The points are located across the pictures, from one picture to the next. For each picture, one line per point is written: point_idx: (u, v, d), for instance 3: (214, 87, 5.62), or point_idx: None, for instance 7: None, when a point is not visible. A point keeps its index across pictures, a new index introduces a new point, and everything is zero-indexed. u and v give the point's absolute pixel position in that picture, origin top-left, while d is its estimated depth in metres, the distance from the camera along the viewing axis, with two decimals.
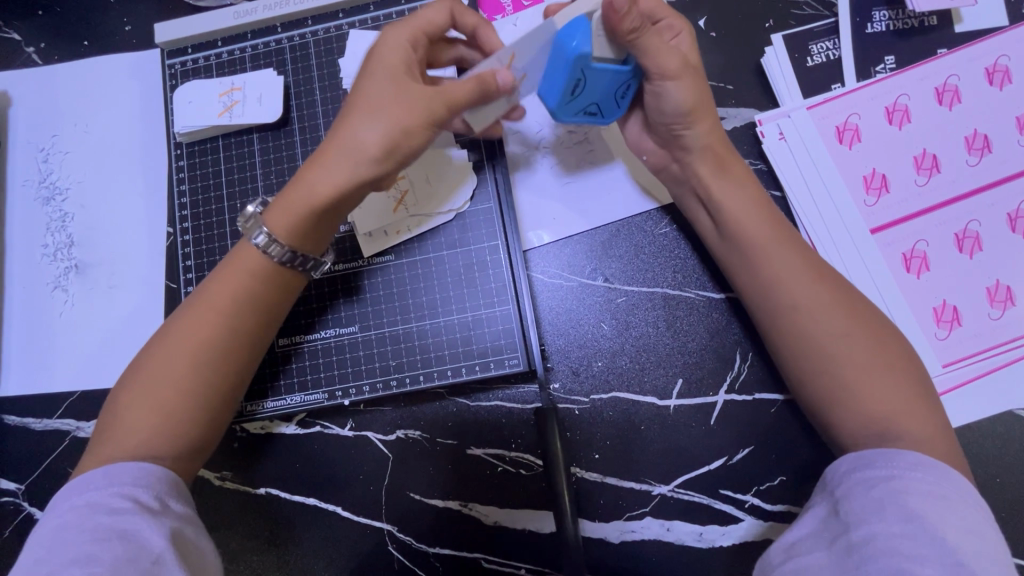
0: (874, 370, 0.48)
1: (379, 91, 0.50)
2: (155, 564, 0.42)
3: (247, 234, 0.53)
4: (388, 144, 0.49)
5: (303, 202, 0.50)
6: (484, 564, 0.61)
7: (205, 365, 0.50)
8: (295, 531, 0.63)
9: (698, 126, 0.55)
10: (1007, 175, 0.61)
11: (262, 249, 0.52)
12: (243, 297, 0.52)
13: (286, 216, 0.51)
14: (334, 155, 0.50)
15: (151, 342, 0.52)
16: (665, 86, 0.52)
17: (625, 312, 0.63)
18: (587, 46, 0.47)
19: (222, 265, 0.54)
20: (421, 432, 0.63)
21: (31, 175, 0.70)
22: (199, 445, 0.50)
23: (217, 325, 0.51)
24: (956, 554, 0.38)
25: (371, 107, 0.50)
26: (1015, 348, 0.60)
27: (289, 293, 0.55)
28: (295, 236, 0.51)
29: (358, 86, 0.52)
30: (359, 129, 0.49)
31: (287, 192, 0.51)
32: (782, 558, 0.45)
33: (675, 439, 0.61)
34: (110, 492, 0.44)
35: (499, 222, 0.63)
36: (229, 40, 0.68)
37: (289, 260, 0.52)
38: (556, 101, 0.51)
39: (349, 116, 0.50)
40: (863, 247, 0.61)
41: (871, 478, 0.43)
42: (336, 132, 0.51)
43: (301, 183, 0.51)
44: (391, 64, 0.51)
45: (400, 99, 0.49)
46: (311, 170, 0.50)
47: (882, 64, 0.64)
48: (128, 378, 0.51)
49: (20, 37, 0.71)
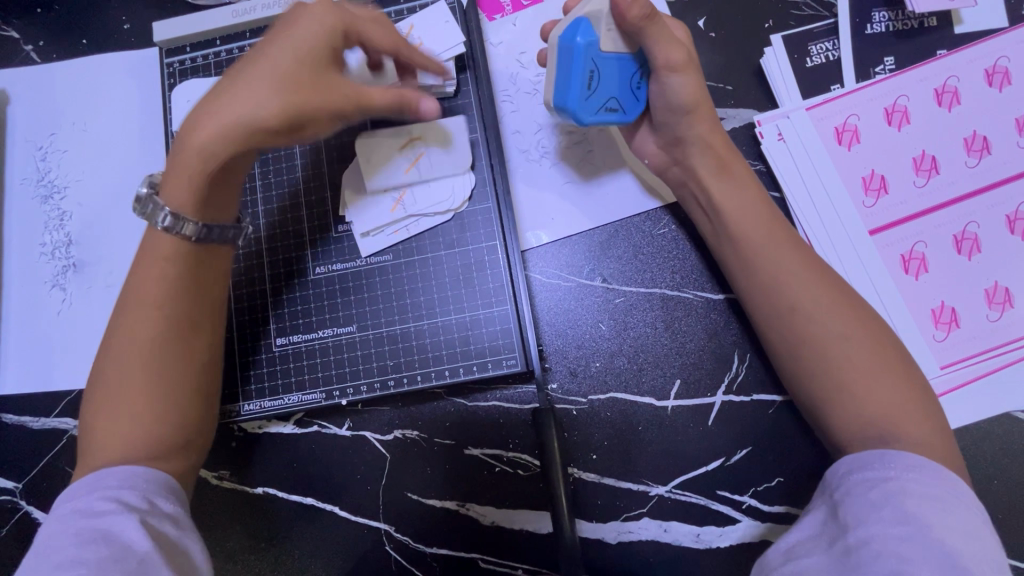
0: (871, 371, 0.48)
1: (287, 65, 0.49)
2: (142, 564, 0.41)
3: (151, 222, 0.51)
4: (286, 126, 0.49)
5: (196, 174, 0.50)
6: (482, 564, 0.62)
7: (155, 354, 0.50)
8: (293, 531, 0.63)
9: (699, 124, 0.56)
10: (1006, 176, 0.61)
11: (170, 230, 0.51)
12: (164, 283, 0.51)
13: (184, 189, 0.50)
14: (222, 115, 0.49)
15: (98, 358, 0.52)
16: (671, 79, 0.54)
17: (623, 313, 0.63)
18: (591, 35, 0.51)
19: (137, 262, 0.53)
20: (419, 432, 0.63)
21: (30, 173, 0.70)
22: (177, 439, 0.50)
23: (146, 316, 0.50)
24: (952, 556, 0.38)
25: (273, 70, 0.49)
26: (1014, 350, 0.59)
27: (209, 268, 0.54)
28: (193, 209, 0.51)
29: (270, 42, 0.51)
30: (255, 92, 0.49)
31: (178, 160, 0.51)
32: (779, 560, 0.45)
33: (674, 440, 0.61)
34: (96, 496, 0.44)
35: (498, 222, 0.63)
36: (228, 39, 0.67)
37: (201, 235, 0.52)
38: (576, 96, 0.53)
39: (244, 83, 0.49)
40: (862, 248, 0.61)
41: (869, 479, 0.43)
42: (231, 87, 0.50)
43: (193, 149, 0.49)
44: (312, 46, 0.51)
45: (312, 81, 0.50)
46: (199, 132, 0.49)
47: (883, 65, 0.64)
48: (90, 398, 0.51)
49: (19, 35, 0.71)
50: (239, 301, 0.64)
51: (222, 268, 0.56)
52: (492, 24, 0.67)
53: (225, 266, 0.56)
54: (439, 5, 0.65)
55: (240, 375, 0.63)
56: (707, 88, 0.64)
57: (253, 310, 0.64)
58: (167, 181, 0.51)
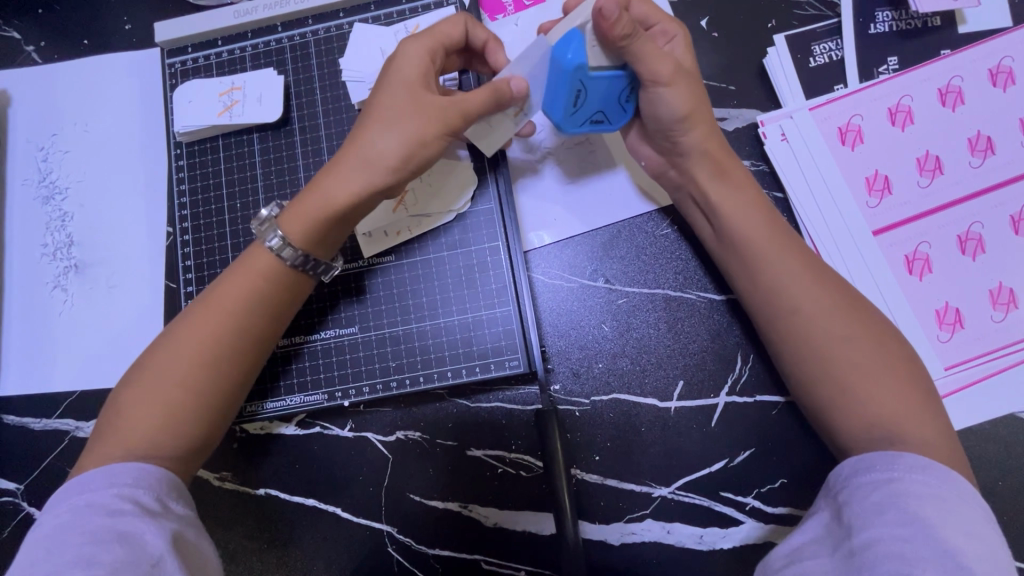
0: (874, 371, 0.48)
1: (394, 102, 0.52)
2: (155, 566, 0.42)
3: (261, 238, 0.53)
4: (407, 154, 0.51)
5: (321, 207, 0.52)
6: (484, 565, 0.61)
7: (210, 364, 0.50)
8: (294, 532, 0.63)
9: (695, 130, 0.55)
10: (1011, 176, 0.61)
11: (277, 252, 0.52)
12: (254, 298, 0.52)
13: (305, 222, 0.52)
14: (352, 164, 0.52)
15: (161, 337, 0.52)
16: (660, 92, 0.53)
17: (626, 314, 0.63)
18: (581, 55, 0.49)
19: (235, 264, 0.54)
20: (421, 433, 0.63)
21: (30, 174, 0.70)
22: (203, 445, 0.50)
23: (228, 324, 0.51)
24: (960, 558, 0.37)
25: (390, 117, 0.52)
26: (1019, 350, 0.59)
27: (299, 295, 0.55)
28: (310, 244, 0.53)
29: (378, 90, 0.54)
30: (379, 139, 0.51)
31: (302, 197, 0.53)
32: (782, 562, 0.45)
33: (677, 441, 0.61)
34: (110, 493, 0.44)
35: (500, 223, 0.63)
36: (229, 39, 0.67)
37: (300, 264, 0.53)
38: (560, 113, 0.54)
39: (365, 126, 0.53)
40: (865, 249, 0.61)
41: (874, 481, 0.43)
42: (355, 137, 0.53)
43: (320, 188, 0.52)
44: (412, 75, 0.52)
45: (418, 109, 0.51)
46: (331, 180, 0.52)
47: (886, 65, 0.63)
48: (133, 373, 0.51)
49: (20, 36, 0.71)
50: None
51: (303, 296, 0.56)
52: (494, 25, 0.67)
53: (304, 295, 0.56)
54: (441, 7, 0.65)
55: None
56: (709, 88, 0.64)
57: None
58: (285, 214, 0.53)
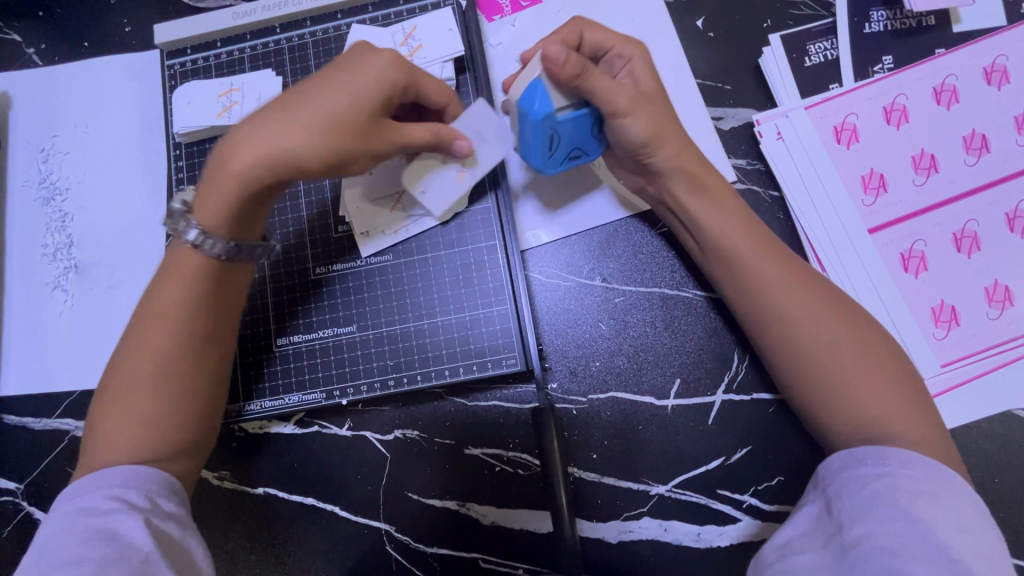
0: (866, 369, 0.48)
1: (329, 109, 0.49)
2: (144, 563, 0.42)
3: (178, 234, 0.51)
4: (331, 164, 0.49)
5: (231, 195, 0.49)
6: (482, 564, 0.61)
7: (169, 368, 0.50)
8: (292, 531, 0.63)
9: (665, 151, 0.55)
10: (1006, 174, 0.61)
11: (196, 244, 0.51)
12: (190, 297, 0.51)
13: (213, 205, 0.49)
14: (269, 154, 0.48)
15: (115, 360, 0.51)
16: (623, 123, 0.53)
17: (623, 313, 0.63)
18: (548, 104, 0.50)
19: (163, 271, 0.53)
20: (419, 432, 0.63)
21: (32, 175, 0.71)
22: (190, 446, 0.51)
23: (169, 332, 0.50)
24: (950, 549, 0.38)
25: (330, 117, 0.48)
26: (1014, 348, 0.59)
27: (236, 282, 0.55)
28: (219, 227, 0.50)
29: (328, 81, 0.50)
30: (307, 136, 0.48)
31: (212, 176, 0.49)
32: (774, 556, 0.45)
33: (674, 439, 0.61)
34: (99, 497, 0.44)
35: (498, 222, 0.63)
36: (229, 41, 0.68)
37: (229, 254, 0.52)
38: (538, 156, 0.55)
39: (297, 114, 0.49)
40: (861, 247, 0.61)
41: (861, 477, 0.43)
42: (281, 121, 0.48)
43: (230, 172, 0.48)
44: (367, 92, 0.50)
45: (363, 128, 0.49)
46: (241, 161, 0.48)
47: (881, 64, 0.64)
48: (100, 397, 0.50)
49: (21, 38, 0.71)
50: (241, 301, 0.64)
51: (242, 282, 0.56)
52: (491, 26, 0.67)
53: (244, 281, 0.56)
54: (439, 8, 0.65)
55: (242, 375, 0.63)
56: (706, 87, 0.64)
57: (254, 310, 0.64)
58: (198, 195, 0.50)
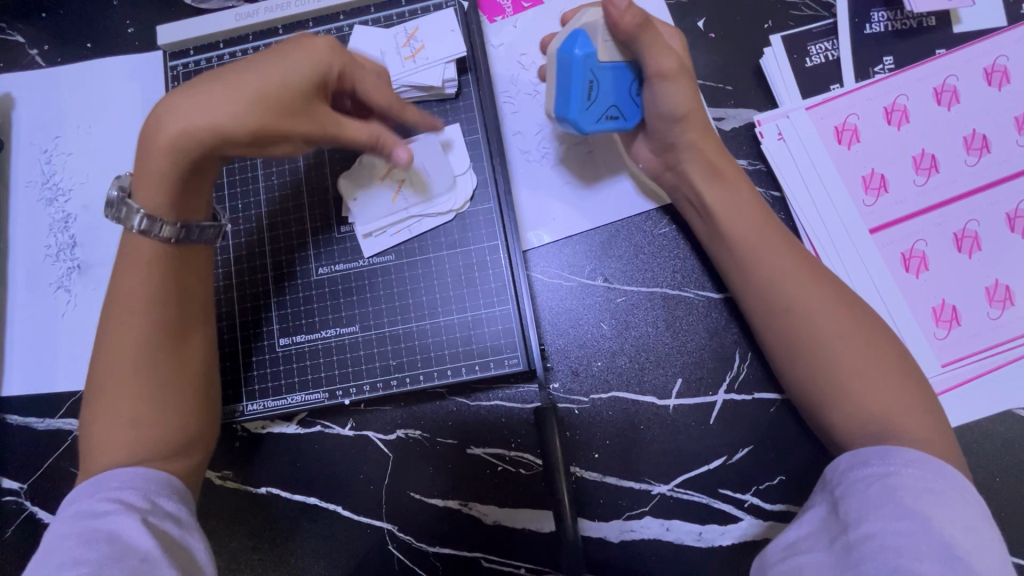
0: (869, 368, 0.48)
1: (259, 85, 0.47)
2: (144, 563, 0.42)
3: (124, 222, 0.50)
4: (258, 139, 0.48)
5: (160, 173, 0.48)
6: (484, 563, 0.62)
7: (146, 360, 0.50)
8: (295, 531, 0.63)
9: (692, 130, 0.57)
10: (1007, 174, 0.61)
11: (146, 231, 0.50)
12: (152, 284, 0.51)
13: (144, 183, 0.48)
14: (191, 125, 0.46)
15: (94, 360, 0.52)
16: (663, 88, 0.55)
17: (625, 313, 0.63)
18: (590, 46, 0.53)
19: (121, 261, 0.52)
20: (421, 431, 0.63)
21: (35, 176, 0.71)
22: (184, 442, 0.51)
23: (137, 323, 0.50)
24: (952, 546, 0.38)
25: (258, 91, 0.47)
26: (1015, 348, 0.60)
27: (199, 266, 0.55)
28: (153, 207, 0.49)
29: (260, 59, 0.50)
30: (232, 107, 0.47)
31: (141, 152, 0.48)
32: (779, 556, 0.45)
33: (676, 439, 0.61)
34: (98, 499, 0.45)
35: (499, 222, 0.63)
36: (231, 42, 0.68)
37: (181, 235, 0.51)
38: (577, 108, 0.54)
39: (225, 85, 0.47)
40: (862, 247, 0.62)
41: (870, 476, 0.43)
42: (208, 92, 0.47)
43: (158, 148, 0.47)
44: (299, 71, 0.49)
45: (292, 106, 0.49)
46: (166, 135, 0.47)
47: (881, 65, 0.64)
48: (89, 398, 0.51)
49: (24, 39, 0.72)
50: (243, 302, 0.65)
51: (206, 264, 0.56)
52: (492, 27, 0.67)
53: (206, 263, 0.56)
54: (440, 8, 0.65)
55: (244, 375, 0.63)
56: (707, 88, 0.65)
57: (257, 309, 0.64)
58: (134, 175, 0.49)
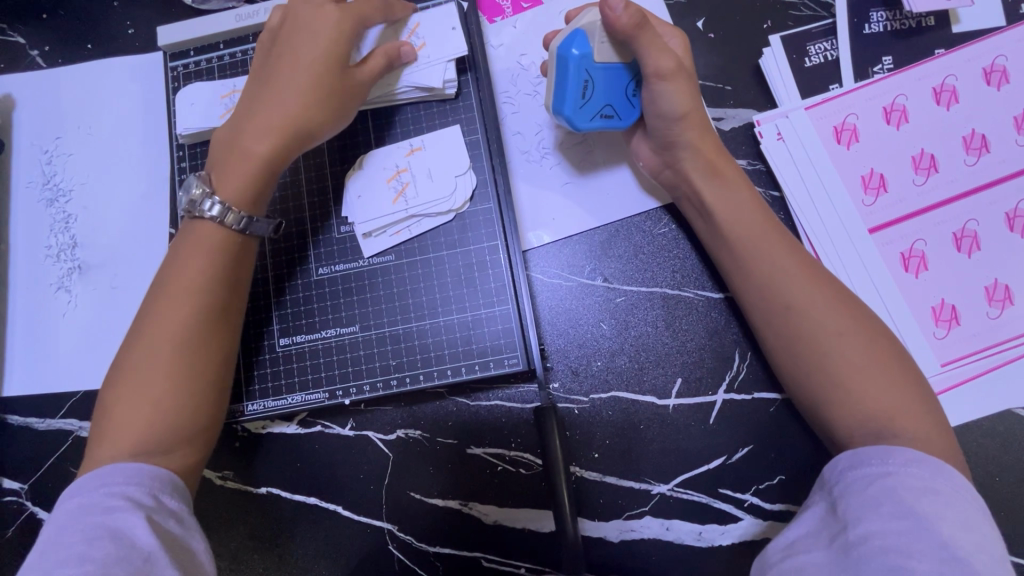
0: (869, 366, 0.48)
1: (315, 73, 0.56)
2: (146, 563, 0.42)
3: (196, 213, 0.54)
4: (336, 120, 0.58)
5: (258, 171, 0.55)
6: (484, 563, 0.62)
7: (185, 344, 0.51)
8: (295, 531, 0.63)
9: (691, 130, 0.57)
10: (1006, 174, 0.61)
11: (217, 219, 0.54)
12: (210, 270, 0.53)
13: (243, 187, 0.55)
14: (279, 127, 0.55)
15: (129, 337, 0.52)
16: (660, 87, 0.55)
17: (625, 312, 0.63)
18: (587, 47, 0.53)
19: (182, 245, 0.55)
20: (421, 432, 0.63)
21: (35, 176, 0.71)
22: (195, 434, 0.51)
23: (187, 305, 0.52)
24: (952, 547, 0.38)
25: (315, 80, 0.56)
26: (1014, 348, 0.60)
27: (248, 257, 0.56)
28: (253, 205, 0.55)
29: (291, 45, 0.57)
30: (307, 103, 0.56)
31: (231, 163, 0.55)
32: (778, 556, 0.45)
33: (676, 439, 0.61)
34: (102, 494, 0.45)
35: (499, 223, 0.63)
36: (231, 42, 0.68)
37: (245, 227, 0.55)
38: (570, 105, 0.55)
39: (287, 85, 0.56)
40: (861, 247, 0.62)
41: (870, 475, 0.43)
42: (277, 96, 0.56)
43: (254, 154, 0.55)
44: (332, 45, 0.56)
45: (344, 80, 0.57)
46: (258, 141, 0.55)
47: (881, 65, 0.64)
48: (114, 376, 0.51)
49: (24, 40, 0.72)
50: None
51: (251, 256, 0.57)
52: (492, 27, 0.67)
53: (251, 254, 0.57)
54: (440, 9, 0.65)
55: (244, 376, 0.63)
56: (706, 88, 0.65)
57: (257, 310, 0.64)
58: (219, 183, 0.55)
